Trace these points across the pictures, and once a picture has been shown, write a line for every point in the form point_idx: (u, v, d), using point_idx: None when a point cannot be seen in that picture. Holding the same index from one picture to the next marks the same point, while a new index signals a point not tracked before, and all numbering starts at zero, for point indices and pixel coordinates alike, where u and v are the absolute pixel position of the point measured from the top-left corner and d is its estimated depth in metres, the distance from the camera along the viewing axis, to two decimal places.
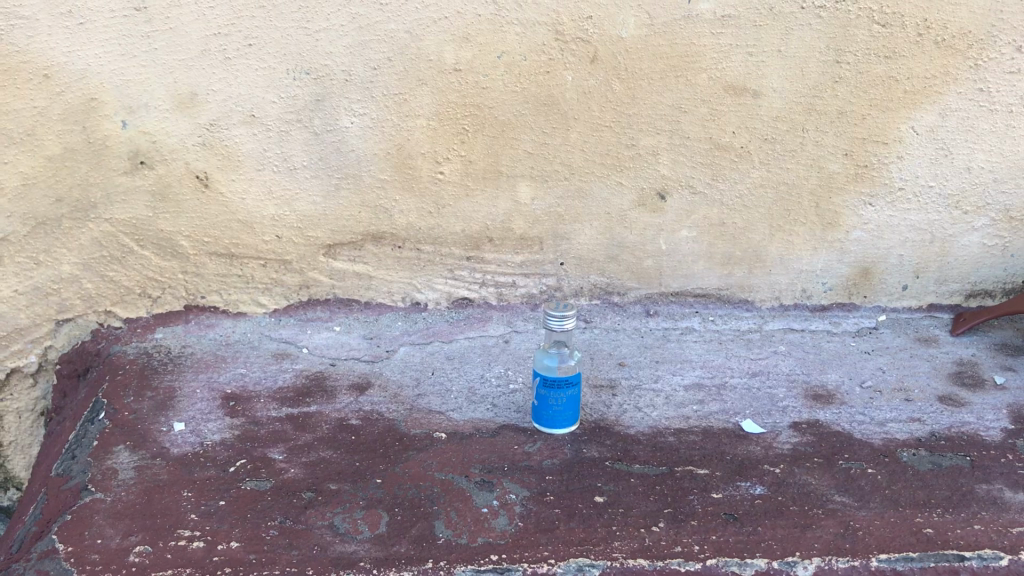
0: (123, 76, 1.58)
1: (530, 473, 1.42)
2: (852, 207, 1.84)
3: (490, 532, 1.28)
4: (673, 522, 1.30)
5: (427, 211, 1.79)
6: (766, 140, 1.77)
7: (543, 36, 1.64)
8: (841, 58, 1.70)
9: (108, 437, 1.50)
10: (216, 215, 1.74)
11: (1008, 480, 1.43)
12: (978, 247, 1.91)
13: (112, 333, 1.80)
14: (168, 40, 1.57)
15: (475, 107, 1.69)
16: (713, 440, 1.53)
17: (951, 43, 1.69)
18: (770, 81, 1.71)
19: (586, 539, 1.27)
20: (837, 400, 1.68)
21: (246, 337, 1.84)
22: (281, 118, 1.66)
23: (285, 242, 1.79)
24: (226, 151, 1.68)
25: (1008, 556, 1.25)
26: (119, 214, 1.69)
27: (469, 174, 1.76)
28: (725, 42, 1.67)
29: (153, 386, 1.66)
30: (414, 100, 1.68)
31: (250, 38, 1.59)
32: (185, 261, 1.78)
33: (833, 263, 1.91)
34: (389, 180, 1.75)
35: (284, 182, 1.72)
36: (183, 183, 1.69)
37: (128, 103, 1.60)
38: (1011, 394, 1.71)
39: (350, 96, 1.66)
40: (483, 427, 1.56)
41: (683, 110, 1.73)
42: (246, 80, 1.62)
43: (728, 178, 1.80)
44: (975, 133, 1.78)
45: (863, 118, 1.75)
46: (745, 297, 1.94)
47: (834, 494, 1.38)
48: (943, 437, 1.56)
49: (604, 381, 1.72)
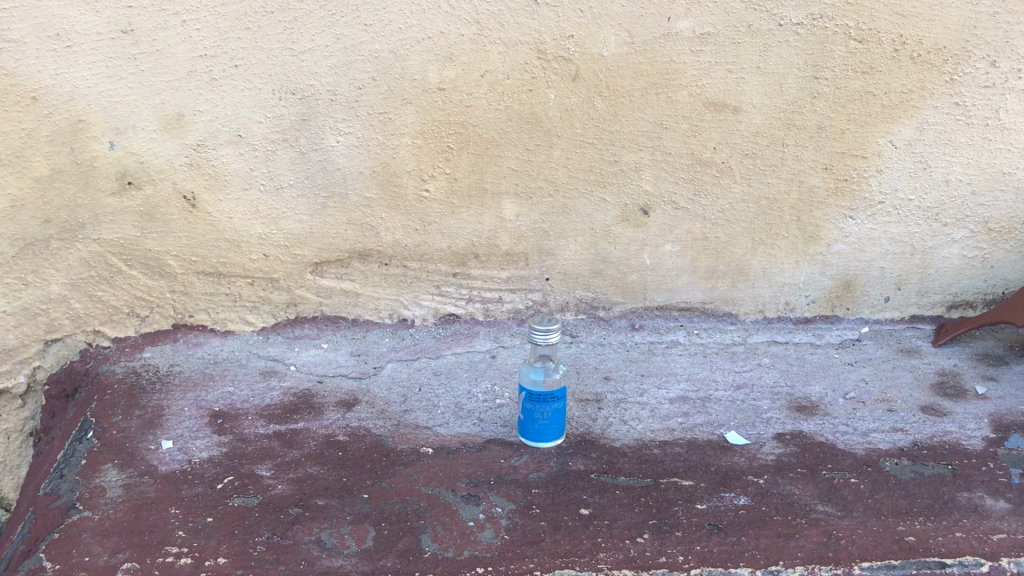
0: (110, 98, 1.60)
1: (515, 486, 1.43)
2: (833, 220, 1.87)
3: (476, 545, 1.29)
4: (658, 532, 1.32)
5: (413, 228, 1.81)
6: (747, 155, 1.79)
7: (525, 54, 1.66)
8: (819, 73, 1.72)
9: (96, 455, 1.51)
10: (203, 234, 1.75)
11: (989, 488, 1.45)
12: (959, 258, 1.93)
13: (101, 352, 1.81)
14: (154, 62, 1.59)
15: (460, 125, 1.71)
16: (698, 452, 1.55)
17: (927, 58, 1.72)
18: (750, 97, 1.74)
19: (572, 551, 1.28)
20: (821, 411, 1.69)
21: (234, 355, 1.85)
22: (267, 137, 1.68)
23: (273, 260, 1.80)
24: (213, 171, 1.69)
25: (989, 562, 1.27)
26: (107, 234, 1.70)
27: (455, 192, 1.78)
28: (704, 59, 1.70)
29: (142, 405, 1.67)
30: (400, 118, 1.69)
31: (236, 60, 1.61)
32: (172, 280, 1.79)
33: (816, 276, 1.93)
34: (374, 198, 1.76)
35: (271, 202, 1.74)
36: (169, 203, 1.71)
37: (115, 124, 1.62)
38: (992, 404, 1.73)
39: (336, 115, 1.68)
40: (469, 442, 1.57)
41: (664, 126, 1.75)
42: (232, 101, 1.64)
43: (711, 193, 1.82)
44: (952, 146, 1.80)
45: (842, 133, 1.78)
46: (729, 310, 1.96)
47: (817, 503, 1.40)
48: (926, 447, 1.57)
49: (590, 395, 1.73)
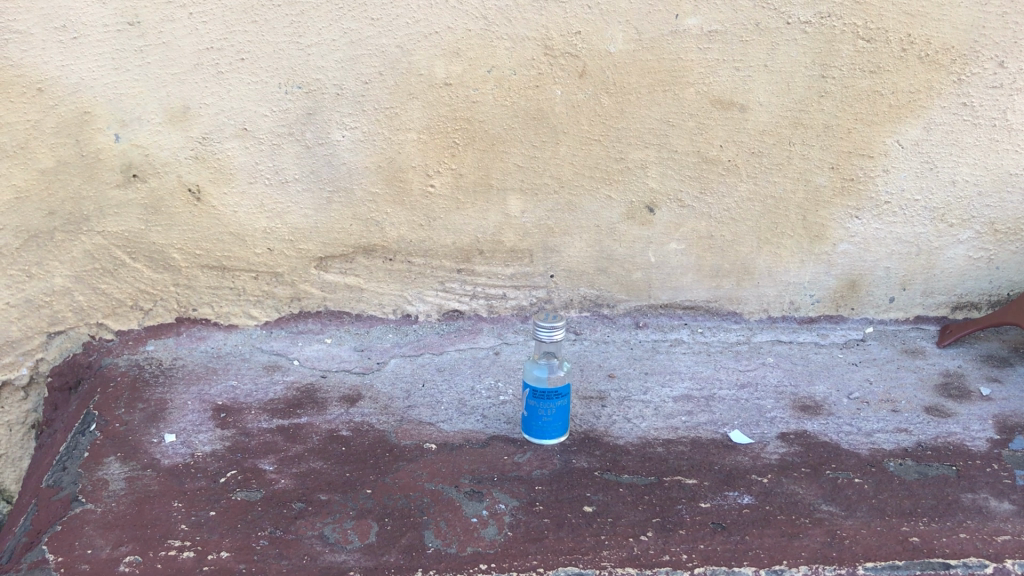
0: (116, 90, 1.59)
1: (519, 483, 1.43)
2: (839, 220, 1.86)
3: (480, 541, 1.29)
4: (662, 530, 1.32)
5: (417, 223, 1.81)
6: (754, 154, 1.79)
7: (532, 51, 1.66)
8: (827, 72, 1.72)
9: (98, 448, 1.51)
10: (208, 228, 1.75)
11: (993, 489, 1.45)
12: (964, 259, 1.93)
13: (104, 345, 1.80)
14: (161, 55, 1.59)
15: (465, 120, 1.71)
16: (702, 450, 1.54)
17: (935, 58, 1.71)
18: (756, 95, 1.73)
19: (575, 548, 1.28)
20: (825, 411, 1.69)
21: (237, 349, 1.85)
22: (273, 131, 1.68)
23: (277, 254, 1.80)
24: (219, 165, 1.69)
25: (993, 564, 1.27)
26: (111, 227, 1.70)
27: (460, 187, 1.78)
28: (712, 57, 1.69)
29: (145, 398, 1.66)
30: (406, 113, 1.69)
31: (242, 53, 1.61)
32: (176, 273, 1.79)
33: (820, 275, 1.93)
34: (379, 193, 1.76)
35: (275, 196, 1.74)
36: (175, 196, 1.71)
37: (121, 116, 1.62)
38: (996, 405, 1.72)
39: (342, 110, 1.67)
40: (472, 438, 1.57)
41: (671, 124, 1.75)
42: (238, 94, 1.64)
43: (716, 191, 1.82)
44: (959, 147, 1.80)
45: (848, 132, 1.77)
46: (733, 309, 1.96)
47: (820, 503, 1.40)
48: (930, 448, 1.57)
49: (594, 393, 1.73)
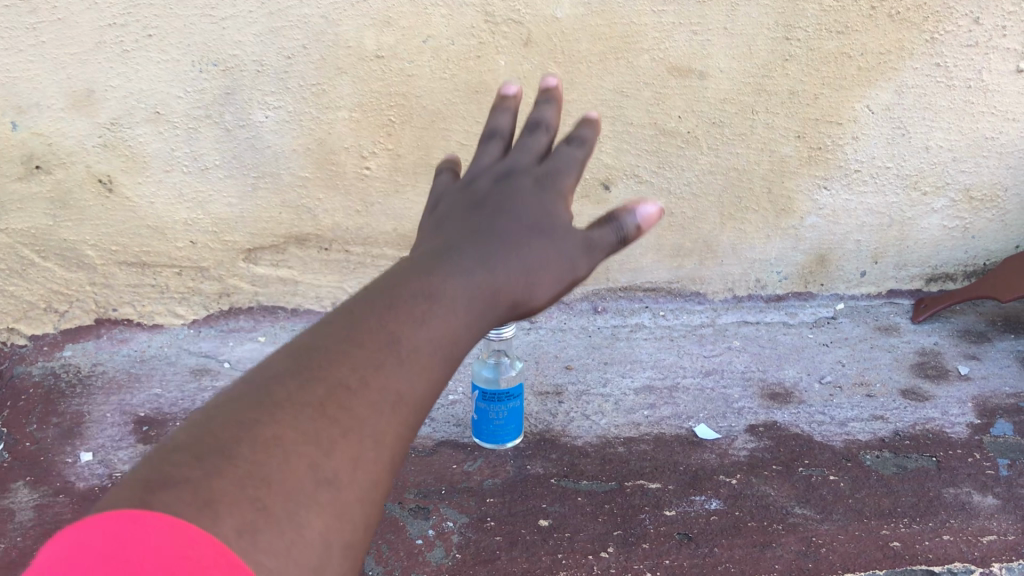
0: (9, 73, 1.43)
1: (469, 496, 1.31)
2: (807, 191, 1.75)
3: (425, 567, 1.17)
4: (623, 545, 1.21)
5: (353, 210, 1.67)
6: (714, 123, 1.66)
7: (471, 18, 1.50)
8: (791, 34, 1.58)
9: (5, 472, 1.37)
10: (123, 222, 1.60)
11: (976, 482, 1.35)
12: (938, 228, 1.83)
13: (16, 352, 1.66)
14: (57, 32, 1.42)
15: (402, 96, 1.56)
16: (666, 449, 1.43)
17: (906, 16, 1.58)
18: (716, 61, 1.59)
19: (529, 570, 1.16)
20: (796, 398, 1.59)
21: (163, 352, 1.70)
22: (188, 114, 1.52)
23: (201, 247, 1.66)
24: (131, 152, 1.54)
25: (979, 569, 1.18)
26: (16, 224, 1.56)
27: (399, 169, 1.63)
28: (667, 20, 1.54)
29: (59, 412, 1.52)
30: (335, 90, 1.54)
31: (149, 29, 1.44)
32: (92, 272, 1.64)
33: (788, 251, 1.82)
34: (310, 177, 1.62)
35: (195, 184, 1.59)
36: (84, 188, 1.55)
37: (17, 102, 1.45)
38: (975, 385, 1.63)
39: (263, 88, 1.52)
40: (418, 445, 1.44)
41: (625, 94, 1.61)
42: (148, 75, 1.48)
43: (675, 165, 1.69)
44: (933, 110, 1.68)
45: (815, 98, 1.65)
46: (697, 290, 1.85)
47: (794, 506, 1.29)
48: (908, 437, 1.47)
49: (550, 387, 1.61)
